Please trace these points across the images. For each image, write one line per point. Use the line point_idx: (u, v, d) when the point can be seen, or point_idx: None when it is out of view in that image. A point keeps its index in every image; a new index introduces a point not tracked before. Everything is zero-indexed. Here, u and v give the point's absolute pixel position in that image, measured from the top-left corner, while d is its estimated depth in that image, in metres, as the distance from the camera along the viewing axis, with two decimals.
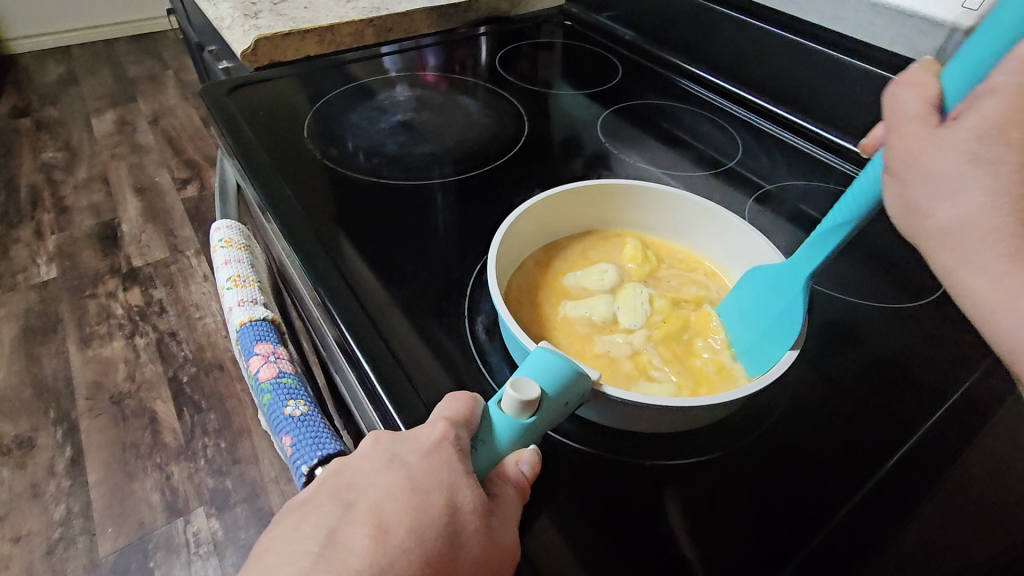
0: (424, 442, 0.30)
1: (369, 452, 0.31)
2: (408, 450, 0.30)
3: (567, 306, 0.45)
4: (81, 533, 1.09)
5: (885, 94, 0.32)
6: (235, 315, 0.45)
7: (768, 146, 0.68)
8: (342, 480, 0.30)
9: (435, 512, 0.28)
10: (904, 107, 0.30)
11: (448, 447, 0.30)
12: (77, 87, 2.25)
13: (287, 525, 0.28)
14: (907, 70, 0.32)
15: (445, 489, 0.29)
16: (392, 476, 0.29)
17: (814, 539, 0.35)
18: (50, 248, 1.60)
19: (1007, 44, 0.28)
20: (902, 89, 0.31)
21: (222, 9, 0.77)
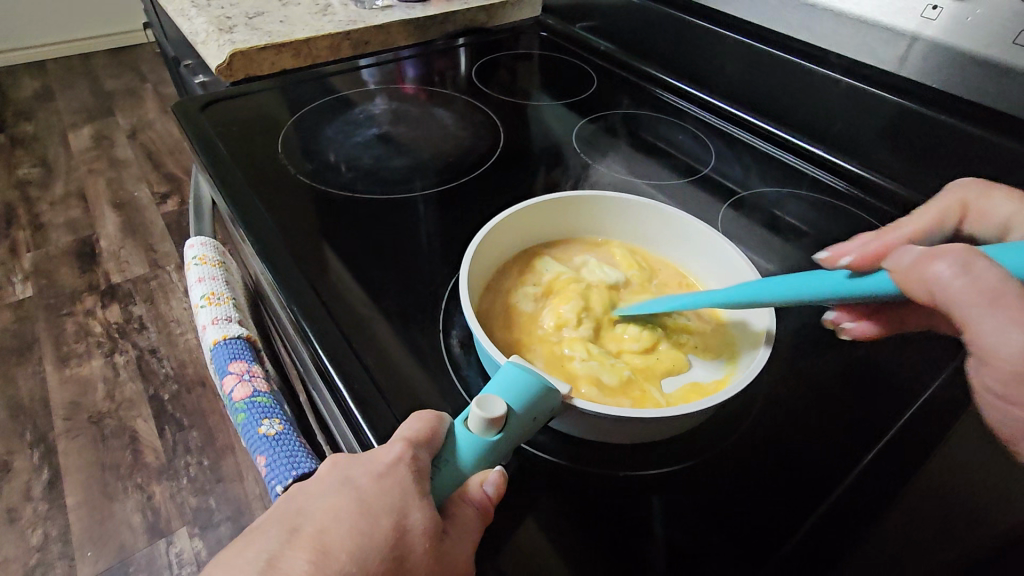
0: (380, 463, 0.30)
1: (324, 475, 0.30)
2: (361, 473, 0.30)
3: (551, 269, 0.49)
4: (58, 558, 1.06)
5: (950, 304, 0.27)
6: (209, 333, 0.45)
7: (741, 153, 0.69)
8: (294, 505, 0.29)
9: (381, 537, 0.28)
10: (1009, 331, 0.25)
11: (403, 468, 0.30)
12: (53, 102, 2.22)
13: (234, 548, 0.28)
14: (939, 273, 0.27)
15: (394, 512, 0.29)
16: (341, 499, 0.29)
17: (783, 547, 0.35)
18: (26, 266, 1.57)
19: None
20: (972, 295, 0.26)
21: (197, 24, 0.77)
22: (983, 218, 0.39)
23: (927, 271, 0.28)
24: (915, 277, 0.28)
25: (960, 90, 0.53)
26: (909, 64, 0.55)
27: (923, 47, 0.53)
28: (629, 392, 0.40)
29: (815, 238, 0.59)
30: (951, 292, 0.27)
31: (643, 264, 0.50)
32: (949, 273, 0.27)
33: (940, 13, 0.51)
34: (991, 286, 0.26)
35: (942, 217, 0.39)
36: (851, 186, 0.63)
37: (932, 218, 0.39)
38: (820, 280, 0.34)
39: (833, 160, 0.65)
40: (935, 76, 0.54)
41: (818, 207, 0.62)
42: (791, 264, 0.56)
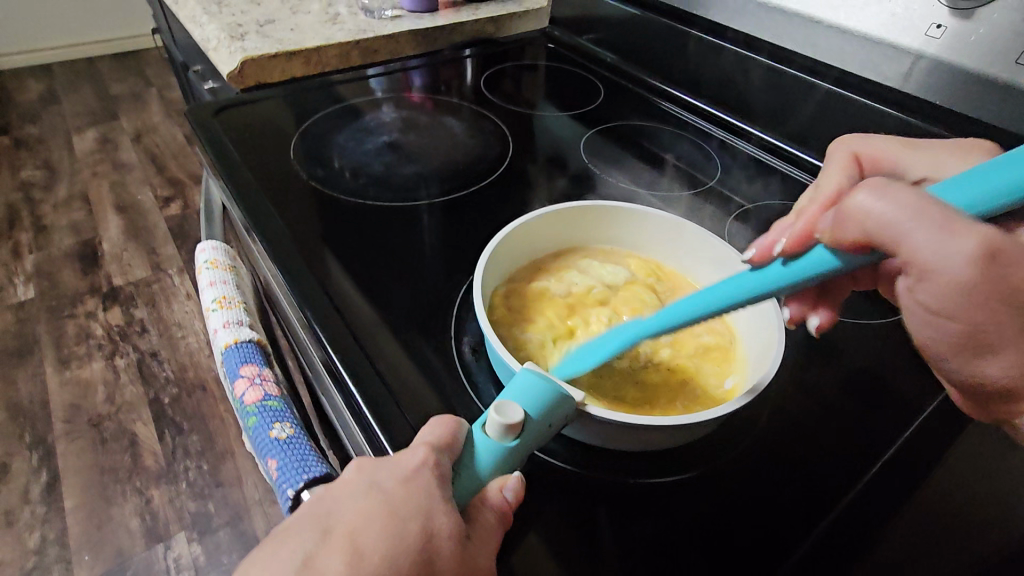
0: (405, 467, 0.31)
1: (351, 478, 0.31)
2: (387, 476, 0.31)
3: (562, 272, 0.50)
4: (56, 561, 1.06)
5: (870, 232, 0.25)
6: (220, 337, 0.45)
7: (745, 165, 0.69)
8: (324, 505, 0.30)
9: (410, 539, 0.28)
10: (940, 243, 0.23)
11: (427, 473, 0.30)
12: (58, 105, 2.22)
13: (267, 548, 0.29)
14: (862, 196, 0.25)
15: (420, 516, 0.29)
16: (370, 501, 0.30)
17: (789, 560, 0.35)
18: (28, 268, 1.58)
19: (1014, 183, 0.23)
20: (902, 218, 0.24)
21: (209, 31, 0.78)
22: (879, 165, 0.40)
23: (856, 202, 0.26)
24: (848, 222, 0.26)
25: (961, 107, 0.54)
26: (913, 81, 0.56)
27: (926, 65, 0.54)
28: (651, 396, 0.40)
29: None
30: (878, 223, 0.25)
31: (654, 271, 0.51)
32: (871, 202, 0.25)
33: (943, 32, 0.52)
34: (916, 203, 0.24)
35: (850, 172, 0.39)
36: None
37: (845, 175, 0.38)
38: (745, 281, 0.33)
39: None
40: (937, 94, 0.55)
41: None
42: None
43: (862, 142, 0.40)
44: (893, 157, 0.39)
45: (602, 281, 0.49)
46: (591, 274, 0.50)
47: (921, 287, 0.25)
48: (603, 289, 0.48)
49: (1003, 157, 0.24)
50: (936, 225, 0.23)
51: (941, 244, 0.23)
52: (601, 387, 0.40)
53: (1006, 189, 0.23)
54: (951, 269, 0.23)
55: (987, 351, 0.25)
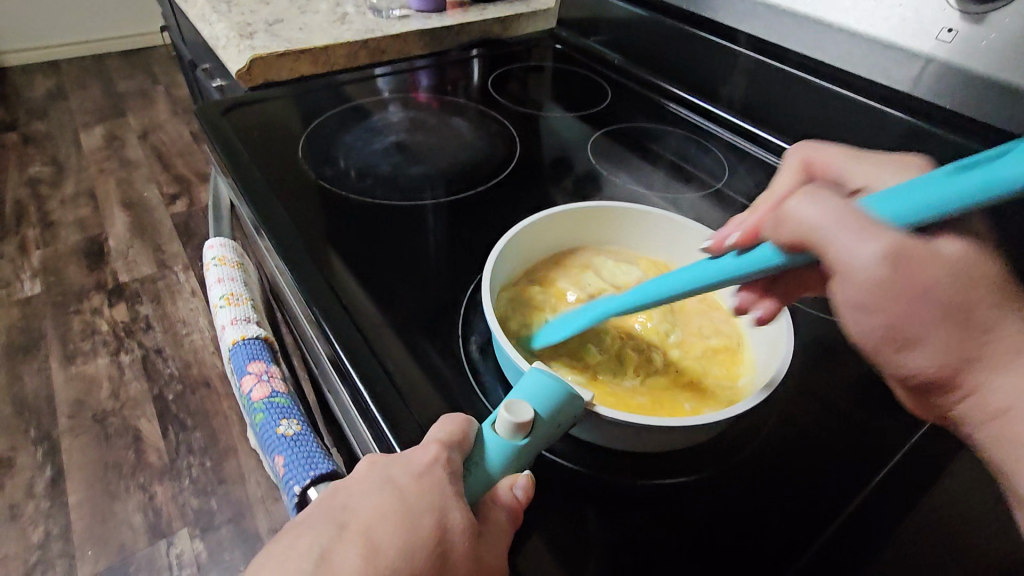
0: (417, 463, 0.30)
1: (363, 474, 0.31)
2: (400, 473, 0.31)
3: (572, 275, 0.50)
4: (59, 556, 1.06)
5: (801, 230, 0.29)
6: (227, 333, 0.46)
7: (752, 168, 0.69)
8: (337, 501, 0.30)
9: (425, 534, 0.28)
10: (855, 247, 0.27)
11: (439, 469, 0.30)
12: (66, 102, 2.24)
13: (283, 542, 0.29)
14: (800, 200, 0.29)
15: (434, 511, 0.29)
16: (384, 497, 0.29)
17: (795, 563, 0.35)
18: (35, 264, 1.59)
19: (929, 203, 0.26)
20: (829, 222, 0.28)
21: (218, 30, 0.79)
22: (828, 171, 0.39)
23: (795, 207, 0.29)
24: (785, 222, 0.30)
25: (970, 111, 0.53)
26: (922, 85, 0.56)
27: (936, 69, 0.54)
28: (657, 399, 0.40)
29: None
30: (809, 224, 0.29)
31: (664, 273, 0.51)
32: (805, 205, 0.29)
33: (954, 36, 0.52)
34: (840, 211, 0.28)
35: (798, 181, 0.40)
36: None
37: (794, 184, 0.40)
38: (701, 270, 0.36)
39: None
40: (947, 98, 0.55)
41: None
42: None
43: (816, 149, 0.41)
44: (843, 167, 0.39)
45: (611, 284, 0.49)
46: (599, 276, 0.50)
47: (841, 284, 0.29)
48: (613, 291, 0.48)
49: (929, 176, 0.27)
50: (855, 230, 0.27)
51: (858, 246, 0.27)
52: (609, 394, 0.40)
53: (922, 207, 0.26)
54: (861, 269, 0.27)
55: (905, 339, 0.28)
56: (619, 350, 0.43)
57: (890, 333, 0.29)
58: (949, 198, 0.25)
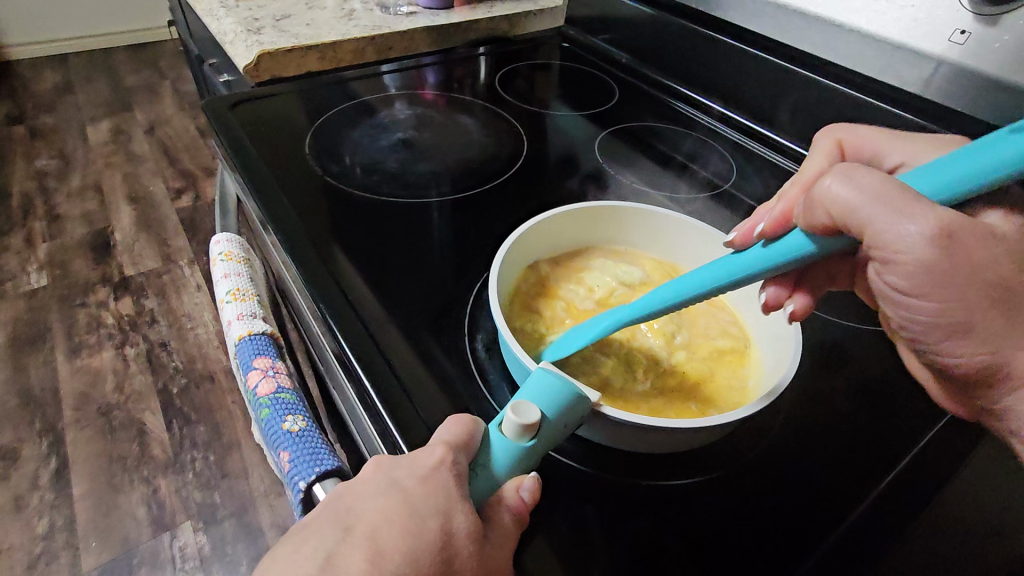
0: (422, 466, 0.31)
1: (369, 477, 0.31)
2: (406, 475, 0.31)
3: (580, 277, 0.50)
4: (64, 547, 1.07)
5: (840, 211, 0.29)
6: (234, 329, 0.46)
7: (761, 168, 0.69)
8: (343, 503, 0.30)
9: (430, 537, 0.28)
10: (900, 225, 0.27)
11: (445, 471, 0.31)
12: (73, 95, 2.25)
13: (289, 545, 0.28)
14: (834, 181, 0.29)
15: (440, 514, 0.29)
16: (390, 500, 0.29)
17: (801, 567, 0.35)
18: (41, 256, 1.59)
19: (975, 173, 0.26)
20: (866, 202, 0.28)
21: (225, 25, 0.79)
22: (861, 152, 0.41)
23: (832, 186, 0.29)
24: (820, 206, 0.30)
25: (981, 113, 0.53)
26: (934, 87, 0.55)
27: (948, 71, 0.54)
28: (666, 403, 0.40)
29: None
30: (846, 206, 0.29)
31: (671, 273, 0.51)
32: (840, 187, 0.29)
33: (968, 38, 0.51)
34: (877, 188, 0.28)
35: (832, 159, 0.41)
36: None
37: (827, 163, 0.41)
38: (730, 261, 0.35)
39: None
40: (959, 100, 0.54)
41: None
42: None
43: (847, 130, 0.42)
44: (874, 143, 0.40)
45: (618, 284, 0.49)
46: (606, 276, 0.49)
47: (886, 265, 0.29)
48: (620, 292, 0.48)
49: (966, 147, 0.27)
50: (896, 207, 0.27)
51: (899, 224, 0.27)
52: (618, 398, 0.40)
53: (963, 177, 0.27)
54: (910, 246, 0.27)
55: (955, 322, 0.29)
56: (627, 352, 0.42)
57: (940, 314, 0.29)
58: (990, 173, 0.26)
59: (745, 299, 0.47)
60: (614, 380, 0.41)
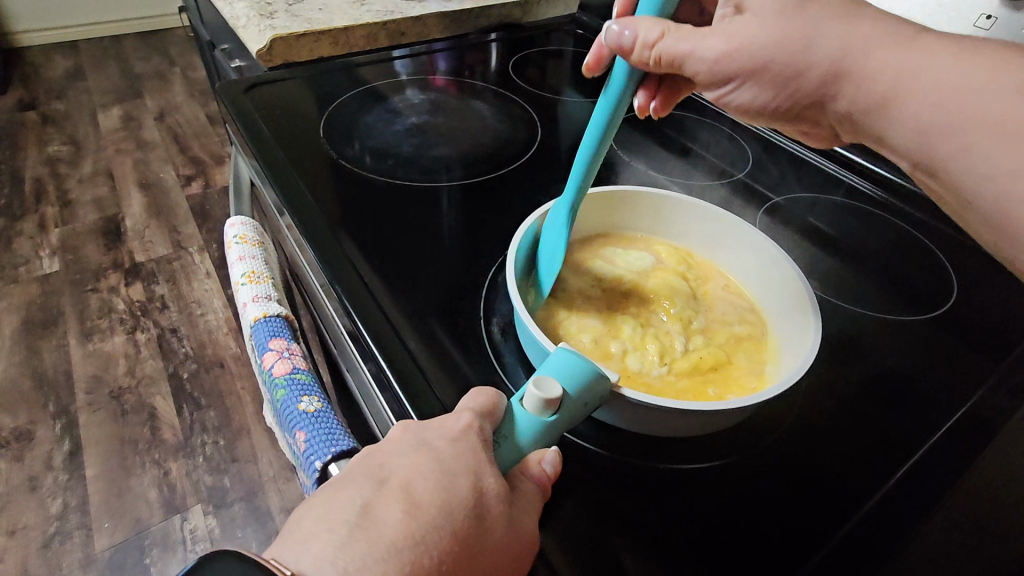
0: (451, 429, 0.31)
1: (397, 437, 0.31)
2: (435, 436, 0.31)
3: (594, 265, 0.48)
4: (77, 527, 1.09)
5: (634, 47, 0.41)
6: (249, 310, 0.46)
7: (777, 158, 0.69)
8: (374, 460, 0.30)
9: (463, 495, 0.29)
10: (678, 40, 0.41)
11: (473, 435, 0.31)
12: (84, 82, 2.25)
13: (323, 496, 0.28)
14: (620, 34, 0.41)
15: (471, 473, 0.30)
16: (421, 458, 0.30)
17: (816, 554, 0.35)
18: (53, 242, 1.60)
19: None
20: (648, 33, 0.41)
21: (236, 8, 0.78)
22: None
23: (625, 41, 0.41)
24: (627, 46, 0.42)
25: None
26: None
27: None
28: (682, 385, 0.40)
29: (849, 244, 0.59)
30: (639, 43, 0.41)
31: (685, 259, 0.50)
32: (627, 35, 0.41)
33: (994, 23, 0.52)
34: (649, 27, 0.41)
35: None
36: (886, 194, 0.64)
37: None
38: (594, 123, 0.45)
39: (859, 163, 0.66)
40: None
41: (856, 217, 0.62)
42: (828, 272, 0.56)
43: None
44: None
45: (631, 270, 0.48)
46: (617, 262, 0.49)
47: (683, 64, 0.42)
48: (634, 280, 0.47)
49: None
50: (662, 29, 0.41)
51: (675, 39, 0.41)
52: (638, 383, 0.39)
53: None
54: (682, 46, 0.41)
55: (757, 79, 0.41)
56: (643, 338, 0.42)
57: (744, 52, 0.40)
58: None
59: (761, 287, 0.47)
60: (632, 364, 0.40)
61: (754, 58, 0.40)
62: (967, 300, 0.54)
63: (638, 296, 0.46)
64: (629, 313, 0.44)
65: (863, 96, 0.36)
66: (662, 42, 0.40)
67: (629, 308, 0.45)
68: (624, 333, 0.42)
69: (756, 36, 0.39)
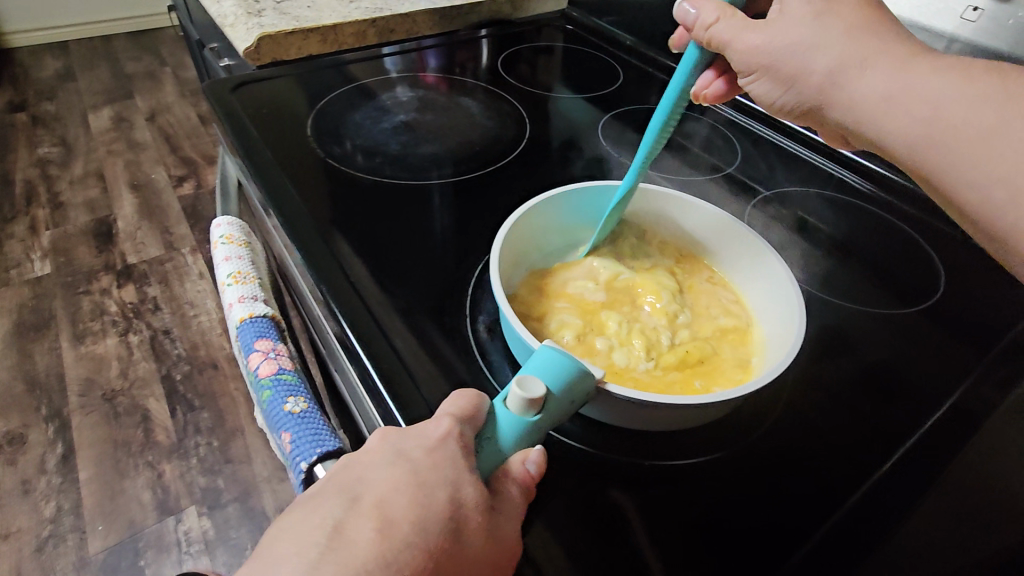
0: (430, 437, 0.31)
1: (375, 447, 0.31)
2: (413, 446, 0.31)
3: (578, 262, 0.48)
4: (70, 531, 1.08)
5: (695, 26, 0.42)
6: (235, 311, 0.45)
7: (766, 153, 0.69)
8: (350, 474, 0.30)
9: (439, 507, 0.29)
10: (727, 25, 0.41)
11: (452, 443, 0.31)
12: (74, 83, 2.23)
13: (297, 513, 0.29)
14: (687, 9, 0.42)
15: (448, 485, 0.29)
16: (397, 470, 0.30)
17: (803, 548, 0.35)
18: (44, 244, 1.59)
19: None
20: (707, 11, 0.41)
21: (223, 6, 0.77)
22: None
23: (687, 18, 0.42)
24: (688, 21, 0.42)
25: None
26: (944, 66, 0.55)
27: (960, 48, 0.54)
28: (667, 378, 0.40)
29: (838, 238, 0.59)
30: (695, 21, 0.42)
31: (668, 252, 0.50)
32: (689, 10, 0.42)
33: (979, 15, 0.52)
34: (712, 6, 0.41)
35: None
36: (875, 186, 0.64)
37: None
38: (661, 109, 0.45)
39: (848, 156, 0.67)
40: None
41: (844, 211, 0.62)
42: (818, 266, 0.56)
43: None
44: None
45: (616, 265, 0.48)
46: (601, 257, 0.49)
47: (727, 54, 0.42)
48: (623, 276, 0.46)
49: None
50: (721, 9, 0.41)
51: (726, 22, 0.41)
52: (625, 378, 0.39)
53: None
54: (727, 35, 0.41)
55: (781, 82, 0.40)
56: (629, 333, 0.42)
57: (769, 49, 0.39)
58: None
59: (747, 279, 0.47)
60: (616, 360, 0.40)
61: (773, 55, 0.39)
62: (955, 292, 0.54)
63: (623, 292, 0.45)
64: (614, 308, 0.44)
65: (857, 101, 0.37)
66: (715, 27, 0.41)
67: (612, 303, 0.45)
68: (607, 328, 0.42)
69: (780, 34, 0.39)
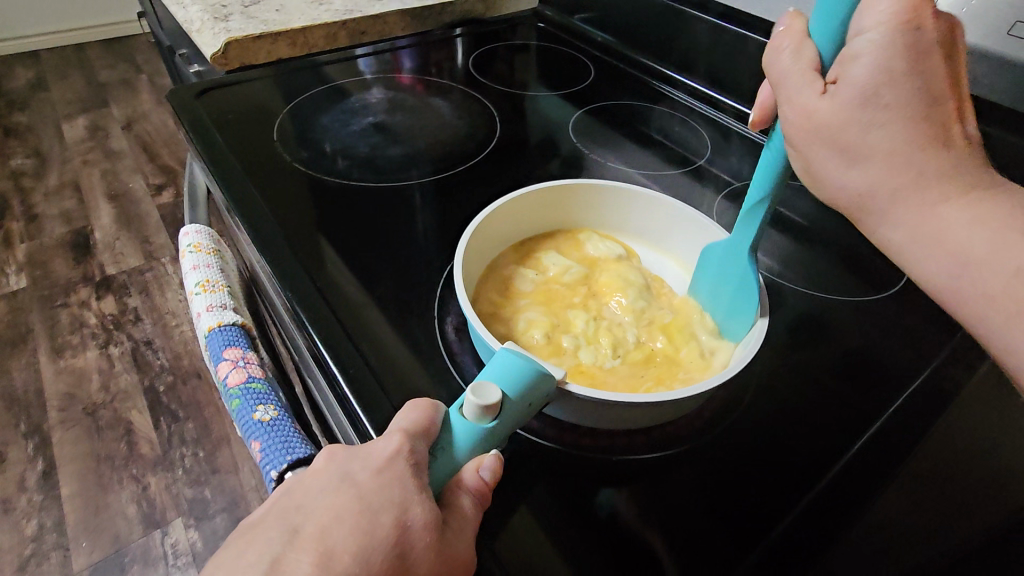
0: (378, 457, 0.30)
1: (323, 468, 0.31)
2: (360, 469, 0.31)
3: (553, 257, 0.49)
4: (53, 548, 1.06)
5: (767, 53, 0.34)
6: (203, 320, 0.45)
7: (738, 145, 0.69)
8: (294, 502, 0.30)
9: (383, 532, 0.28)
10: (789, 62, 0.32)
11: (401, 462, 0.30)
12: (46, 92, 2.20)
13: (239, 545, 0.29)
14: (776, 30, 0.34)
15: (395, 507, 0.29)
16: (341, 496, 0.29)
17: (769, 533, 0.35)
18: (20, 257, 1.57)
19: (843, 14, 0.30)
20: (785, 38, 0.33)
21: (190, 12, 0.76)
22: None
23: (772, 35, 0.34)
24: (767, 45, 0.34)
25: None
26: None
27: None
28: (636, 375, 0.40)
29: (806, 229, 0.59)
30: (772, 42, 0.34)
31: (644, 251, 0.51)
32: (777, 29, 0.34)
33: None
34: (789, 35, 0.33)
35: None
36: None
37: None
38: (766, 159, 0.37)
39: None
40: None
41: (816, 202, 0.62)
42: (789, 257, 0.56)
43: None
44: None
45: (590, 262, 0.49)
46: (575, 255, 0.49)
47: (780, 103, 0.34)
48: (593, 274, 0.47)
49: None
50: (795, 42, 0.32)
51: (787, 58, 0.32)
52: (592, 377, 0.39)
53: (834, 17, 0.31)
54: (781, 75, 0.33)
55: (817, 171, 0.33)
56: (596, 332, 0.42)
57: (813, 129, 0.32)
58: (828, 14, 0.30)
59: None
60: (582, 359, 0.40)
61: (811, 136, 0.32)
62: None
63: (593, 290, 0.46)
64: (583, 305, 0.45)
65: (882, 229, 0.32)
66: (775, 55, 0.33)
67: (582, 300, 0.45)
68: (576, 327, 0.43)
69: (826, 122, 0.31)
